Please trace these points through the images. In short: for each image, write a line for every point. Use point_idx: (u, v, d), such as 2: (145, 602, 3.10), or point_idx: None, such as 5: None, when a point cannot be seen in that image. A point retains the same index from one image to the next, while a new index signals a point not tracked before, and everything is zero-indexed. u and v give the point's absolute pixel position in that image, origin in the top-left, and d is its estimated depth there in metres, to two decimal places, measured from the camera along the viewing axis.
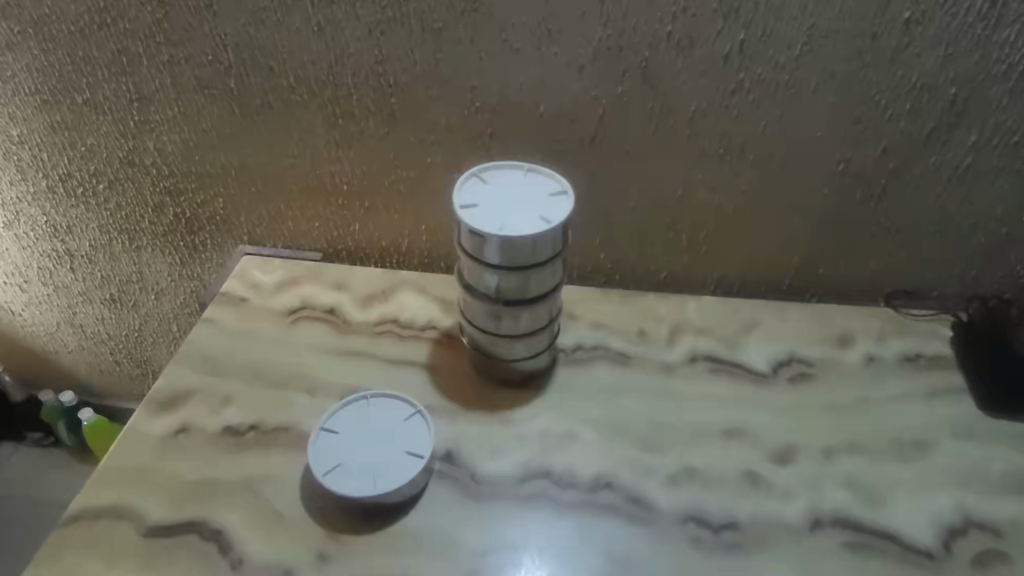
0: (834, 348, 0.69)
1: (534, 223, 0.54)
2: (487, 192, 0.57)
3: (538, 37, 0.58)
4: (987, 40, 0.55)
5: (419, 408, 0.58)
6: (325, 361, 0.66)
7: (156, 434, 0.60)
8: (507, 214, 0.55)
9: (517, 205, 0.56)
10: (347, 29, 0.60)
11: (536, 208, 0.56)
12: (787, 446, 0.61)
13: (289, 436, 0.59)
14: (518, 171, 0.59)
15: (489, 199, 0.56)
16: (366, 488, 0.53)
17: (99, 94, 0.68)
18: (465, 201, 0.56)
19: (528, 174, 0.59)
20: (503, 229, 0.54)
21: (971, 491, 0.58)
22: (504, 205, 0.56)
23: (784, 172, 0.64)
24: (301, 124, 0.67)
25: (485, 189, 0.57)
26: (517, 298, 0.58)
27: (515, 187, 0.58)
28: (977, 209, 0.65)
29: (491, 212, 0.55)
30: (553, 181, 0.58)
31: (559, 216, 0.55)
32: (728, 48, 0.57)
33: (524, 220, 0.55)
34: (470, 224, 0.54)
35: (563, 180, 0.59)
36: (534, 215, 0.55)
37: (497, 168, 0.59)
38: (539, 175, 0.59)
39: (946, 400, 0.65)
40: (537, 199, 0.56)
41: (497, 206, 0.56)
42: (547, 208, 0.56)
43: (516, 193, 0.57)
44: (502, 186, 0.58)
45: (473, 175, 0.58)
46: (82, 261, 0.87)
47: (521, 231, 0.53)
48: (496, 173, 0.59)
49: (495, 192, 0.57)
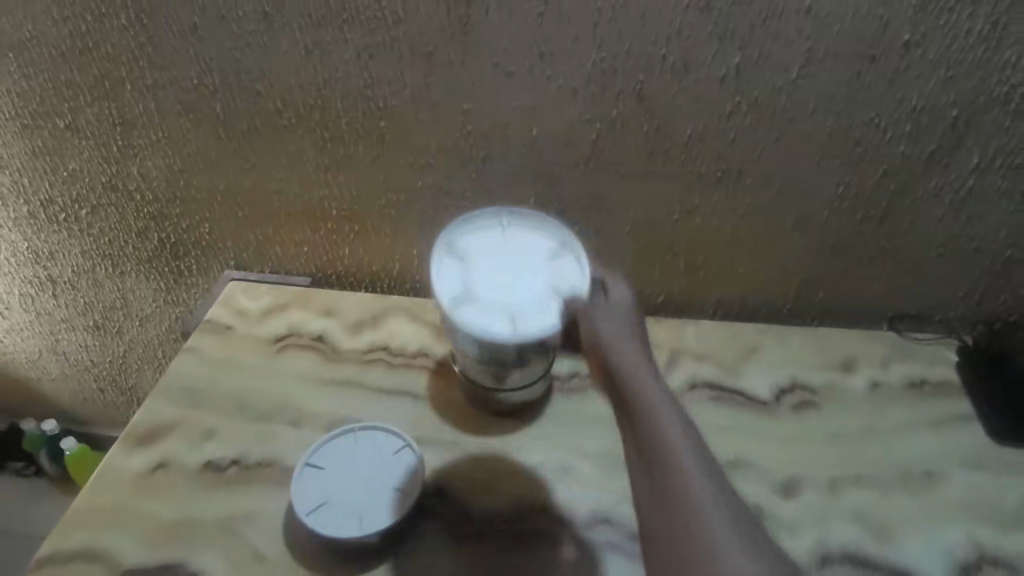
0: (836, 373, 0.67)
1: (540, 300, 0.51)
2: (476, 279, 0.52)
3: (530, 61, 0.57)
4: (987, 62, 0.54)
5: (408, 440, 0.55)
6: (312, 391, 0.64)
7: (133, 470, 0.57)
8: (505, 304, 0.51)
9: (510, 285, 0.51)
10: (335, 52, 0.59)
11: (538, 282, 0.51)
12: (791, 478, 0.59)
13: (271, 472, 0.57)
14: (496, 223, 0.54)
15: (482, 290, 0.51)
16: (351, 529, 0.50)
17: (81, 119, 0.67)
18: (453, 296, 0.51)
19: (504, 223, 0.54)
20: (518, 328, 0.49)
21: (984, 525, 0.56)
22: (495, 287, 0.51)
23: (783, 195, 0.63)
24: (289, 148, 0.65)
25: (465, 263, 0.52)
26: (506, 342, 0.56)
27: (499, 257, 0.53)
28: (979, 233, 0.64)
29: (489, 307, 0.51)
30: (539, 225, 0.54)
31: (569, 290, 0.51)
32: (724, 72, 0.56)
33: (530, 301, 0.51)
34: (481, 334, 0.50)
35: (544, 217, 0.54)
36: (541, 284, 0.51)
37: (466, 225, 0.54)
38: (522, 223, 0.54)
39: (954, 428, 0.63)
40: (528, 271, 0.52)
41: (491, 294, 0.51)
42: (545, 278, 0.51)
43: (502, 269, 0.52)
44: (482, 258, 0.53)
45: (443, 254, 0.53)
46: (65, 286, 0.85)
47: (533, 320, 0.50)
48: (463, 235, 0.54)
49: (484, 276, 0.52)
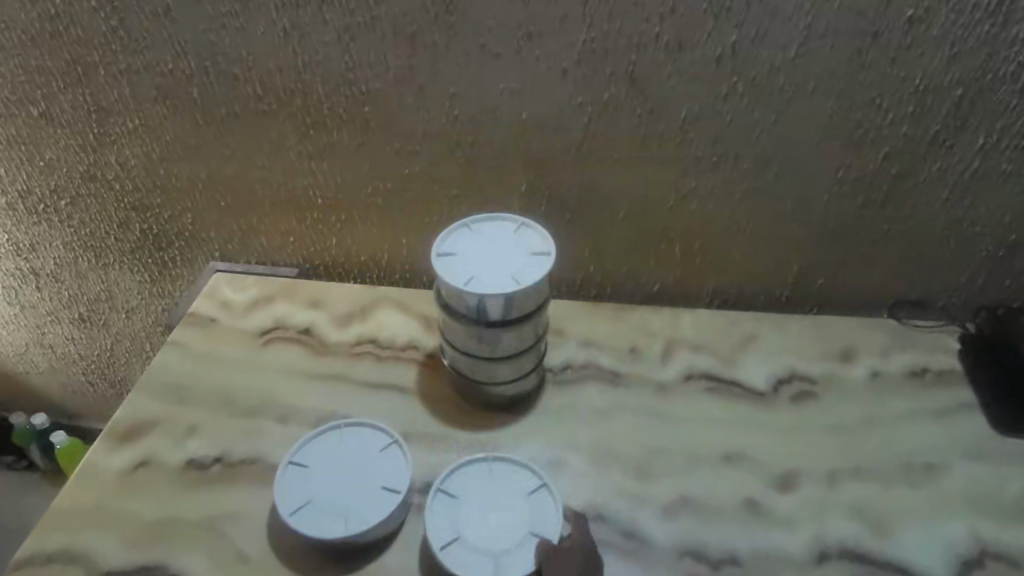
0: (836, 363, 0.65)
1: (541, 264, 0.54)
2: (463, 520, 0.50)
3: (517, 41, 0.55)
4: (994, 38, 0.52)
5: (395, 436, 0.54)
6: (299, 386, 0.62)
7: (115, 468, 0.56)
8: (510, 275, 0.54)
9: (511, 260, 0.55)
10: (315, 34, 0.56)
11: (525, 526, 0.49)
12: (788, 471, 0.57)
13: (256, 469, 0.56)
14: (485, 226, 0.58)
15: (468, 525, 0.49)
16: (337, 530, 0.48)
17: (55, 106, 0.65)
18: (460, 279, 0.53)
19: (490, 465, 0.53)
20: (499, 568, 0.47)
21: (986, 517, 0.55)
22: (494, 265, 0.55)
23: (782, 180, 0.61)
24: (271, 135, 0.63)
25: (456, 510, 0.50)
26: (492, 339, 0.56)
27: (495, 242, 0.57)
28: (984, 218, 0.62)
29: (497, 278, 0.54)
30: (536, 239, 0.56)
31: (553, 528, 0.49)
32: (720, 51, 0.54)
33: (516, 545, 0.48)
34: (459, 571, 0.47)
35: (539, 230, 0.57)
36: (528, 526, 0.49)
37: (454, 471, 0.52)
38: (527, 231, 0.57)
39: (956, 418, 0.61)
40: (522, 249, 0.56)
41: (496, 270, 0.54)
42: (538, 516, 0.50)
43: (500, 248, 0.56)
44: (478, 246, 0.56)
45: (439, 256, 0.55)
46: (48, 279, 0.83)
47: (539, 278, 0.53)
48: (453, 238, 0.57)
49: (472, 514, 0.50)
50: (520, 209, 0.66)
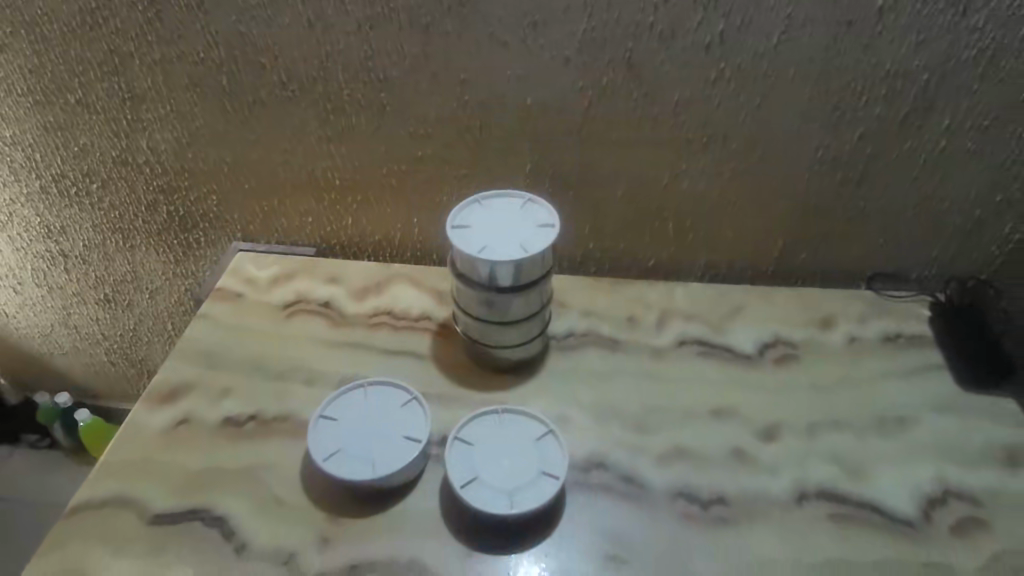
0: (818, 329, 0.71)
1: (547, 234, 0.60)
2: (479, 462, 0.55)
3: (523, 31, 0.60)
4: (956, 26, 0.57)
5: (415, 393, 0.59)
6: (322, 353, 0.67)
7: (157, 427, 0.61)
8: (519, 244, 0.59)
9: (519, 232, 0.60)
10: (337, 25, 0.61)
11: (535, 467, 0.55)
12: (773, 424, 0.63)
13: (287, 426, 0.61)
14: (496, 200, 0.63)
15: (484, 467, 0.55)
16: (366, 472, 0.54)
17: (91, 94, 0.69)
18: (473, 248, 0.58)
19: (501, 415, 0.58)
20: (514, 503, 0.52)
21: (951, 462, 0.60)
22: (504, 235, 0.60)
23: (766, 160, 0.66)
24: (293, 120, 0.68)
25: (472, 455, 0.55)
26: (503, 305, 0.61)
27: (505, 216, 0.62)
28: (951, 194, 0.67)
29: (508, 247, 0.59)
30: (543, 213, 0.62)
31: (561, 466, 0.55)
32: (709, 39, 0.59)
33: (528, 482, 0.54)
34: (478, 505, 0.52)
35: (545, 205, 0.62)
36: (538, 467, 0.54)
37: (469, 422, 0.57)
38: (535, 205, 0.62)
39: (926, 377, 0.67)
40: (529, 220, 0.61)
41: (506, 240, 0.59)
42: (546, 457, 0.55)
43: (509, 221, 0.61)
44: (489, 220, 0.61)
45: (453, 228, 0.60)
46: (76, 261, 0.87)
47: (546, 246, 0.58)
48: (465, 213, 0.62)
49: (487, 458, 0.55)
50: (525, 189, 0.71)
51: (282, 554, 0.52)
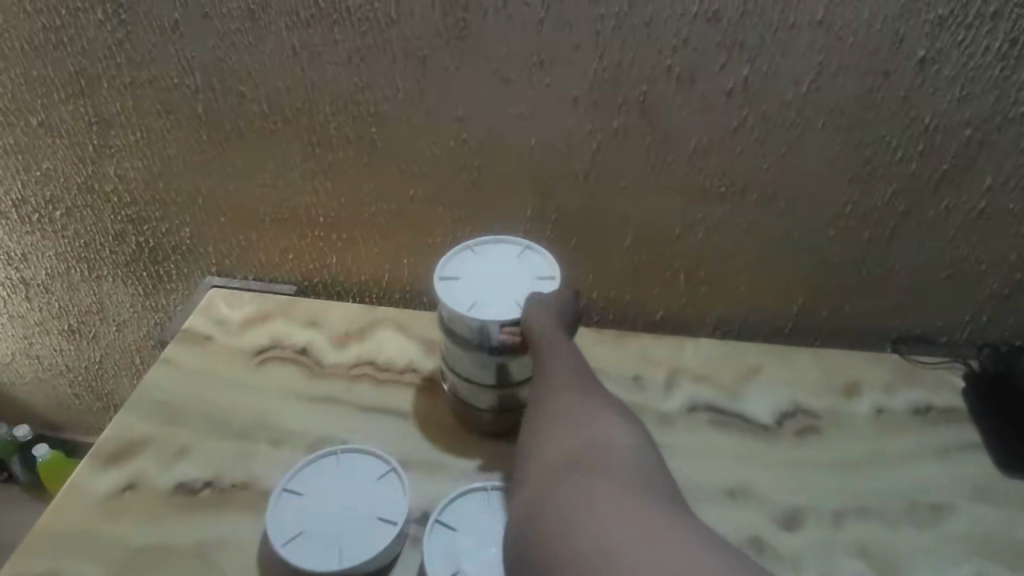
0: (841, 398, 0.64)
1: (546, 287, 0.54)
2: (462, 552, 0.48)
3: (529, 68, 0.55)
4: (1004, 81, 0.52)
5: (393, 464, 0.52)
6: (294, 408, 0.61)
7: (101, 491, 0.54)
8: (516, 299, 0.53)
9: (515, 285, 0.54)
10: (325, 54, 0.56)
11: None
12: (793, 508, 0.56)
13: (248, 495, 0.54)
14: (493, 246, 0.57)
15: (467, 558, 0.48)
16: (331, 561, 0.47)
17: (56, 117, 0.63)
18: (465, 304, 0.53)
19: (489, 494, 0.51)
20: None
21: (993, 561, 0.54)
22: (498, 288, 0.54)
23: (789, 213, 0.61)
24: (275, 152, 0.62)
25: (454, 542, 0.49)
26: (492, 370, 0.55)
27: (501, 266, 0.56)
28: (989, 257, 0.62)
29: (504, 304, 0.53)
30: (543, 265, 0.56)
31: None
32: (731, 84, 0.54)
33: None
34: None
35: (548, 256, 0.57)
36: None
37: (453, 501, 0.51)
38: (534, 255, 0.57)
39: (961, 458, 0.61)
40: (524, 271, 0.55)
41: (502, 295, 0.54)
42: None
43: (506, 273, 0.55)
44: (483, 270, 0.56)
45: (442, 279, 0.55)
46: (38, 289, 0.81)
47: (546, 298, 0.53)
48: (454, 262, 0.56)
49: (471, 546, 0.48)
50: (524, 233, 0.65)
51: None
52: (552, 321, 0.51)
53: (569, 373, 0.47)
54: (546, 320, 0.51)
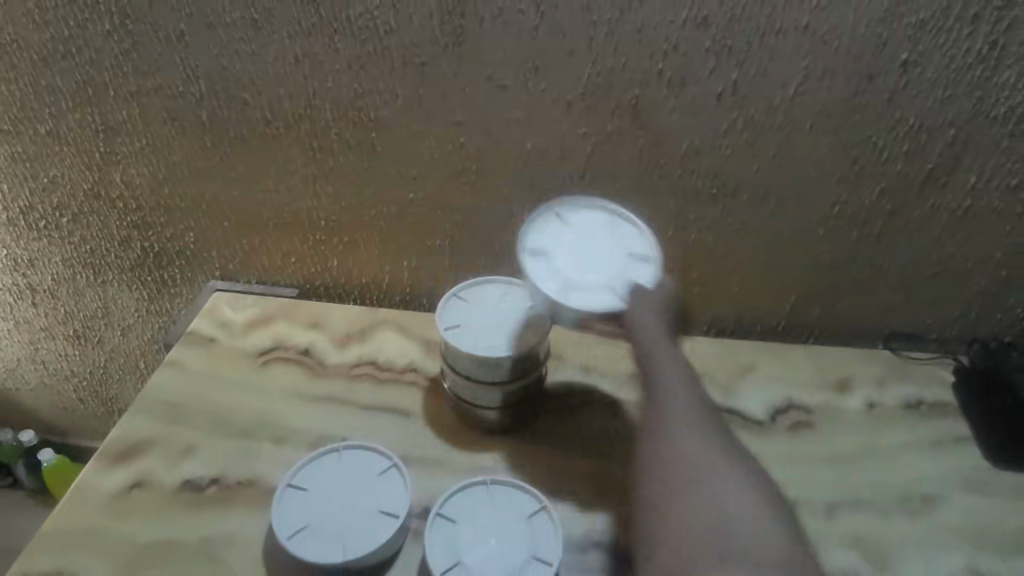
0: (834, 393, 0.66)
1: (637, 270, 0.55)
2: (462, 544, 0.49)
3: (524, 73, 0.56)
4: (986, 82, 0.53)
5: (394, 460, 0.53)
6: (297, 408, 0.62)
7: (109, 490, 0.55)
8: (608, 284, 0.54)
9: (604, 266, 0.55)
10: (326, 62, 0.57)
11: (524, 550, 0.49)
12: (787, 501, 0.57)
13: (253, 492, 0.55)
14: (582, 212, 0.57)
15: (468, 550, 0.49)
16: (335, 554, 0.48)
17: (63, 125, 0.65)
18: (557, 287, 0.53)
19: (488, 487, 0.53)
20: None
21: (984, 551, 0.55)
22: (592, 266, 0.55)
23: (780, 213, 0.62)
24: (277, 158, 0.64)
25: (455, 535, 0.50)
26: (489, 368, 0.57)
27: (585, 237, 0.56)
28: (976, 254, 0.63)
29: (592, 287, 0.53)
30: (638, 233, 0.57)
31: (553, 549, 0.49)
32: (721, 87, 0.55)
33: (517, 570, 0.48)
34: None
35: (641, 224, 0.57)
36: (528, 552, 0.49)
37: (453, 495, 0.52)
38: (625, 223, 0.57)
39: (951, 450, 0.62)
40: (621, 246, 0.56)
41: (591, 276, 0.54)
42: (537, 539, 0.50)
43: (591, 243, 0.56)
44: (571, 242, 0.56)
45: (528, 255, 0.54)
46: (44, 295, 0.82)
47: (639, 288, 0.53)
48: (540, 227, 0.56)
49: (471, 538, 0.50)
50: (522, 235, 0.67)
51: None
52: (653, 322, 0.53)
53: (686, 413, 0.51)
54: (647, 317, 0.52)
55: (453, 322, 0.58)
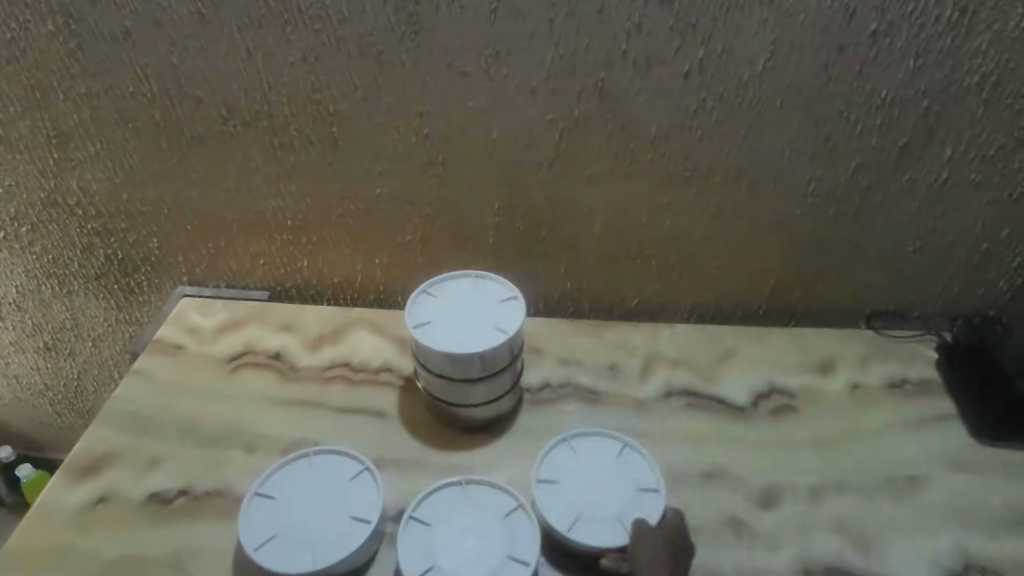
0: (816, 375, 0.65)
1: (649, 503, 0.51)
2: (437, 547, 0.48)
3: (485, 59, 0.54)
4: (957, 51, 0.52)
5: (365, 463, 0.52)
6: (268, 413, 0.60)
7: (73, 506, 0.54)
8: (618, 519, 0.50)
9: (614, 494, 0.51)
10: (280, 55, 0.55)
11: (501, 551, 0.48)
12: (770, 488, 0.56)
13: (222, 501, 0.54)
14: (597, 445, 0.54)
15: (443, 552, 0.48)
16: (304, 563, 0.47)
17: (13, 132, 0.63)
18: (562, 522, 0.50)
19: (464, 487, 0.51)
20: None
21: (971, 530, 0.54)
22: (595, 502, 0.51)
23: (754, 194, 0.61)
24: (237, 158, 0.62)
25: (430, 537, 0.48)
26: (462, 367, 0.55)
27: (594, 466, 0.53)
28: (955, 228, 0.62)
29: (604, 522, 0.50)
30: (647, 468, 0.53)
31: (531, 548, 0.48)
32: (687, 67, 0.54)
33: (493, 571, 0.47)
34: None
35: (652, 459, 0.54)
36: (504, 553, 0.48)
37: (427, 496, 0.51)
38: (634, 457, 0.54)
39: (936, 429, 0.61)
40: (632, 478, 0.52)
41: (602, 509, 0.51)
42: (513, 539, 0.48)
43: (596, 478, 0.52)
44: (577, 471, 0.53)
45: (538, 482, 0.52)
46: (10, 308, 0.80)
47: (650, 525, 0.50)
48: (550, 458, 0.54)
49: (446, 541, 0.48)
50: (493, 227, 0.65)
51: None
52: (661, 550, 0.48)
53: None
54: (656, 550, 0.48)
55: (421, 319, 0.56)
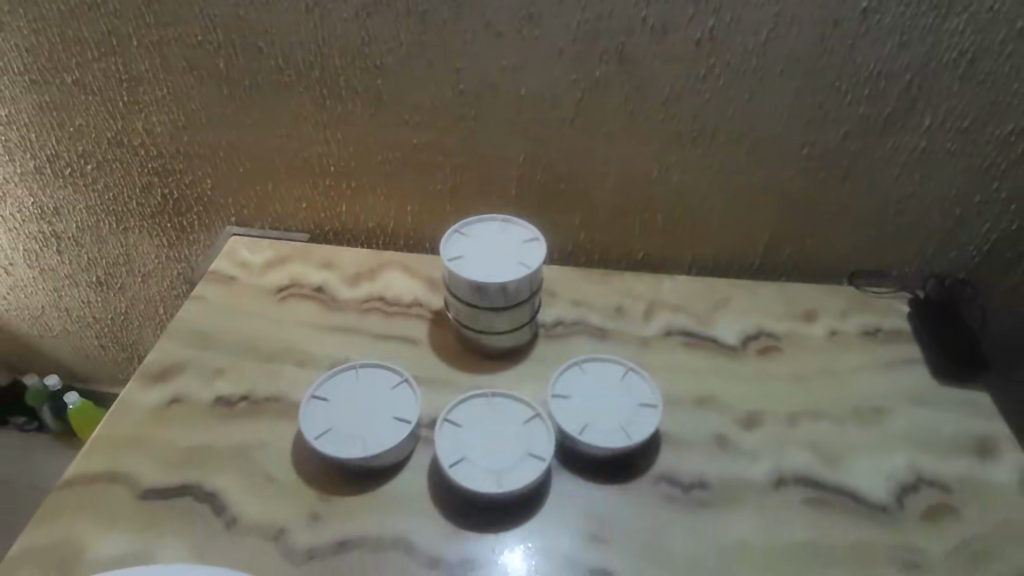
0: (800, 323, 0.72)
1: (649, 417, 0.59)
2: (467, 444, 0.56)
3: (519, 21, 0.61)
4: (938, 29, 0.59)
5: (406, 376, 0.60)
6: (314, 336, 0.68)
7: (150, 405, 0.62)
8: (622, 428, 0.58)
9: (618, 409, 0.59)
10: (335, 12, 0.62)
11: (521, 449, 0.56)
12: (754, 414, 0.64)
13: (279, 406, 0.62)
14: (606, 367, 0.62)
15: (473, 449, 0.56)
16: (356, 452, 0.55)
17: (88, 74, 0.69)
18: (574, 428, 0.58)
19: (490, 399, 0.59)
20: (501, 483, 0.54)
21: (925, 452, 0.62)
22: (602, 413, 0.59)
23: (753, 155, 0.68)
24: (289, 106, 0.69)
25: (461, 436, 0.57)
26: (491, 296, 0.62)
27: (601, 384, 0.61)
28: (932, 193, 0.69)
29: (612, 430, 0.58)
30: (648, 387, 0.61)
31: (547, 447, 0.56)
32: (699, 35, 0.60)
33: (515, 463, 0.55)
34: (468, 487, 0.54)
35: (651, 381, 0.61)
36: (523, 450, 0.56)
37: (458, 404, 0.59)
38: (637, 377, 0.61)
39: (902, 370, 0.69)
40: (634, 395, 0.60)
41: (609, 421, 0.59)
42: (532, 439, 0.57)
43: (603, 395, 0.60)
44: (587, 388, 0.61)
45: (553, 397, 0.60)
46: (69, 242, 0.88)
47: (649, 434, 0.57)
48: (564, 377, 0.61)
49: (475, 440, 0.56)
50: (517, 180, 0.72)
51: (272, 530, 0.54)
52: None
53: None
54: None
55: (455, 254, 0.64)
